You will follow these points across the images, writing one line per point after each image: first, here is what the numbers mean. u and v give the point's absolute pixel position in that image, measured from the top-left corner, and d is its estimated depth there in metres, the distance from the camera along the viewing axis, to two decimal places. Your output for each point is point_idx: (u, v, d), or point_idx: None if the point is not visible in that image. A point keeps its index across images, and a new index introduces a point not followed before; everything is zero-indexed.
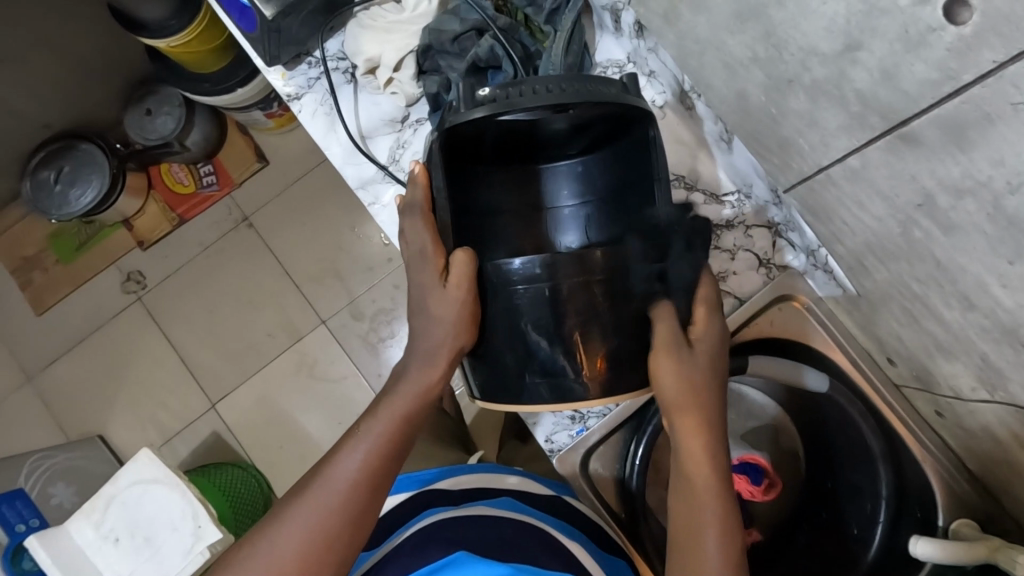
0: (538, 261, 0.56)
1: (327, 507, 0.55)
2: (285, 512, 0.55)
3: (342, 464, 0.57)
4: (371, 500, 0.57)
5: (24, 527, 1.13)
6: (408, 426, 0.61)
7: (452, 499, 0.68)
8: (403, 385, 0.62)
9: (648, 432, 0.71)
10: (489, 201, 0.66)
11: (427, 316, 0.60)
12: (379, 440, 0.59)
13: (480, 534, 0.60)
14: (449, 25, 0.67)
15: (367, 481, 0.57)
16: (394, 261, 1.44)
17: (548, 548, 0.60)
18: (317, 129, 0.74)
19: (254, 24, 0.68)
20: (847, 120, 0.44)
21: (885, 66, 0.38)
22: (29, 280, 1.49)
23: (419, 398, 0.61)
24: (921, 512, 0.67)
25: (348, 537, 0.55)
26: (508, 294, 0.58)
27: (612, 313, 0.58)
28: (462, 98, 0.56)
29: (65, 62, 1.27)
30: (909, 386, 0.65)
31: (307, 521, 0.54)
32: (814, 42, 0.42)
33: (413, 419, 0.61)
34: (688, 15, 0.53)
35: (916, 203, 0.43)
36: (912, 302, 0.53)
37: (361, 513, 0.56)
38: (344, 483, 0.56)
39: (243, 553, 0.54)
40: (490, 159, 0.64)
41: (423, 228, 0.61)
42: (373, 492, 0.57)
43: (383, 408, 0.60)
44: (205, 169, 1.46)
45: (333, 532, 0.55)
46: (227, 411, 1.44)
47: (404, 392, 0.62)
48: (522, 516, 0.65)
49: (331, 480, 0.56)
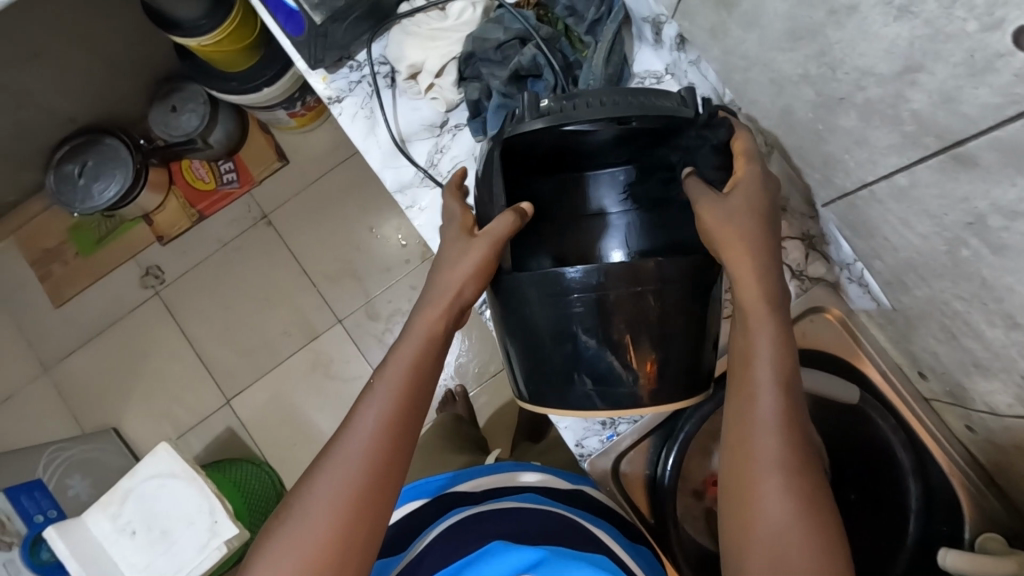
0: (592, 271, 0.57)
1: (353, 467, 0.52)
2: (309, 481, 0.52)
3: (360, 422, 0.53)
4: (394, 450, 0.53)
5: (42, 518, 1.15)
6: (421, 368, 0.56)
7: (474, 500, 0.68)
8: (411, 330, 0.58)
9: (680, 439, 0.71)
10: (545, 207, 0.67)
11: (449, 266, 0.58)
12: (392, 388, 0.55)
13: (509, 526, 0.61)
14: (493, 34, 0.68)
15: (387, 433, 0.53)
16: (411, 262, 1.46)
17: (577, 533, 0.61)
18: (356, 133, 0.75)
19: (302, 28, 0.69)
20: (900, 139, 0.45)
21: (946, 88, 0.39)
22: (48, 272, 1.51)
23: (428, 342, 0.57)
24: (950, 526, 0.68)
25: (378, 494, 0.52)
26: (560, 304, 0.58)
27: (665, 325, 0.58)
28: (527, 107, 0.57)
29: (96, 58, 1.29)
30: (940, 402, 0.66)
31: (333, 487, 0.51)
32: (871, 62, 0.43)
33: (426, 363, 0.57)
34: (736, 31, 0.55)
35: (967, 223, 0.44)
36: (952, 319, 0.54)
37: (387, 465, 0.53)
38: (366, 440, 0.53)
39: (276, 521, 0.52)
40: (548, 164, 0.66)
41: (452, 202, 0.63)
42: (396, 446, 0.53)
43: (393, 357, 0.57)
44: (225, 167, 1.47)
45: (365, 490, 0.51)
46: (241, 408, 1.45)
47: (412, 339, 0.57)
48: (547, 507, 0.65)
49: (351, 439, 0.53)
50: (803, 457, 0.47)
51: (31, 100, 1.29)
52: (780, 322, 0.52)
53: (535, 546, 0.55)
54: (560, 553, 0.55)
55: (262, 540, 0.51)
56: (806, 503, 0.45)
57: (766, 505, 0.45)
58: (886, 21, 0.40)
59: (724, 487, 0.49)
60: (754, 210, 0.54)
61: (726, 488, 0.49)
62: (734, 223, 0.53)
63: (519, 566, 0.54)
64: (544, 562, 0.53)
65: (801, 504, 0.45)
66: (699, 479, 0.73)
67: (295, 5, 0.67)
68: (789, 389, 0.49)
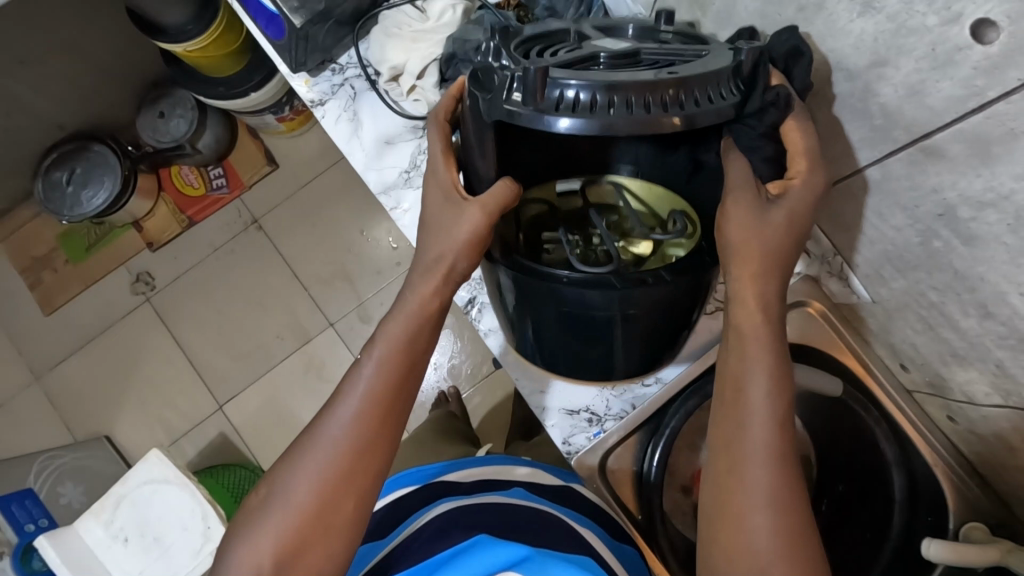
0: (586, 277, 0.52)
1: (340, 444, 0.51)
2: (296, 456, 0.52)
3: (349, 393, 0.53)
4: (382, 427, 0.53)
5: (33, 527, 1.15)
6: (411, 348, 0.54)
7: (464, 490, 0.68)
8: (402, 305, 0.55)
9: (666, 434, 0.71)
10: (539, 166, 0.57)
11: (444, 233, 0.53)
12: (384, 363, 0.53)
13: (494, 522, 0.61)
14: (474, 35, 0.68)
15: (375, 410, 0.52)
16: (402, 264, 1.46)
17: (561, 530, 0.62)
18: (340, 135, 0.75)
19: (283, 32, 0.69)
20: (870, 133, 0.46)
21: (911, 82, 0.39)
22: (38, 281, 1.50)
23: (419, 316, 0.54)
24: (931, 516, 0.68)
25: (363, 470, 0.52)
26: (549, 298, 0.54)
27: (657, 309, 0.55)
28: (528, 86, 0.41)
29: (82, 65, 1.29)
30: (922, 393, 0.67)
31: (317, 464, 0.51)
32: (840, 57, 0.44)
33: (417, 338, 0.54)
34: (711, 30, 0.56)
35: (937, 214, 0.45)
36: (929, 310, 0.54)
37: (373, 442, 0.52)
38: (352, 420, 0.52)
39: (267, 489, 0.52)
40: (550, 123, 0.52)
41: (437, 142, 0.55)
42: (384, 425, 0.53)
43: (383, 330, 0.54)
44: (215, 172, 1.48)
45: (350, 466, 0.51)
46: (235, 412, 1.45)
47: (405, 311, 0.54)
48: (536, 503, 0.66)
49: (338, 418, 0.52)
50: (794, 494, 0.44)
51: (19, 106, 1.28)
52: (779, 345, 0.47)
53: (518, 543, 0.56)
54: (542, 552, 0.55)
55: (251, 509, 0.52)
56: (791, 544, 0.43)
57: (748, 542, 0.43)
58: (852, 16, 0.41)
59: (706, 512, 0.46)
60: (791, 226, 0.47)
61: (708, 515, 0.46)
62: (758, 231, 0.46)
63: (502, 562, 0.54)
64: (530, 559, 0.54)
65: (784, 543, 0.42)
66: (687, 476, 0.73)
67: (276, 9, 0.68)
68: (785, 417, 0.45)
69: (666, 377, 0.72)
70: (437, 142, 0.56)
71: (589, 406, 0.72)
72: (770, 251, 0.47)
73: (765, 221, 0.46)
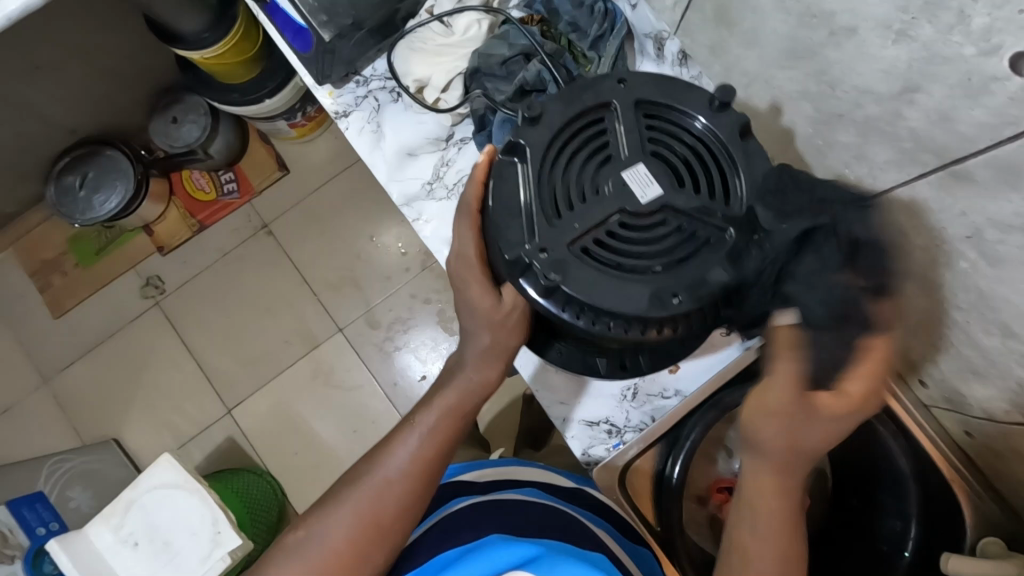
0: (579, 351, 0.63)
1: (377, 502, 0.58)
2: (339, 495, 0.59)
3: (398, 454, 0.60)
4: (419, 491, 0.59)
5: (44, 530, 1.15)
6: (454, 423, 0.62)
7: (479, 489, 0.68)
8: (453, 384, 0.63)
9: (685, 448, 0.71)
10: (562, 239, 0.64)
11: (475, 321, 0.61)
12: (430, 433, 0.61)
13: (511, 520, 0.61)
14: (499, 50, 0.69)
15: (416, 474, 0.59)
16: (411, 270, 1.47)
17: (573, 533, 0.61)
18: (362, 147, 0.76)
19: (310, 44, 0.71)
20: (897, 155, 0.47)
21: (943, 108, 0.40)
22: (48, 284, 1.51)
23: (471, 394, 0.62)
24: (945, 526, 0.68)
25: (395, 525, 0.58)
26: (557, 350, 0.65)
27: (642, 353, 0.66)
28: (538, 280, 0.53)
29: (96, 71, 1.29)
30: (939, 407, 0.69)
31: (358, 506, 0.58)
32: (870, 82, 0.44)
33: (463, 413, 0.63)
34: (736, 49, 0.57)
35: (964, 235, 0.46)
36: (950, 328, 0.55)
37: (408, 504, 0.59)
38: (398, 472, 0.59)
39: (305, 529, 0.58)
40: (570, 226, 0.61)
41: (468, 231, 0.61)
42: (424, 485, 0.59)
43: (437, 401, 0.62)
44: (226, 177, 1.48)
45: (384, 524, 0.58)
46: (243, 416, 1.46)
47: (465, 372, 0.63)
48: (554, 504, 0.66)
49: (383, 473, 0.59)
50: None
51: (32, 112, 1.29)
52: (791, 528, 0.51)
53: (529, 542, 0.55)
54: (554, 552, 0.54)
55: (286, 547, 0.58)
56: None
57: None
58: (886, 43, 0.41)
59: None
60: (839, 433, 0.48)
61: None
62: (798, 437, 0.48)
63: (510, 561, 0.53)
64: (539, 560, 0.53)
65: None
66: (703, 486, 0.74)
67: (304, 21, 0.69)
68: None
69: (686, 390, 0.73)
70: (467, 232, 0.62)
71: (609, 418, 0.73)
72: (806, 449, 0.48)
73: (807, 427, 0.47)
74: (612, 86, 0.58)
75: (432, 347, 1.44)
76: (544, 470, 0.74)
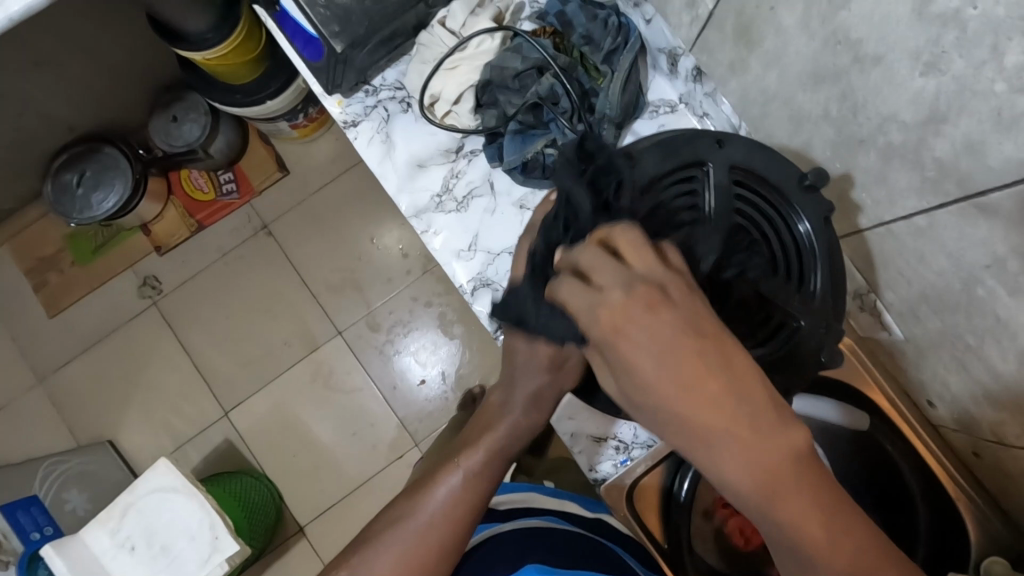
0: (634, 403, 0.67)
1: (420, 545, 0.55)
2: (376, 538, 0.56)
3: (442, 492, 0.57)
4: (462, 529, 0.57)
5: (38, 535, 1.15)
6: (499, 460, 0.61)
7: (500, 516, 0.69)
8: (502, 421, 0.62)
9: (693, 468, 0.73)
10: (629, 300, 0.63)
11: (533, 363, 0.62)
12: (476, 470, 0.59)
13: (544, 542, 0.62)
14: (512, 63, 0.68)
15: (459, 512, 0.57)
16: (412, 273, 1.46)
17: (600, 559, 0.63)
18: (373, 157, 0.75)
19: (320, 54, 0.69)
20: (920, 182, 0.47)
21: (971, 140, 0.40)
22: (44, 282, 1.49)
23: (523, 435, 0.62)
24: (951, 547, 0.68)
25: (434, 570, 0.55)
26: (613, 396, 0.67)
27: None
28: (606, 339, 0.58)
29: (98, 68, 1.28)
30: (947, 428, 0.67)
31: (402, 553, 0.55)
32: (896, 109, 0.44)
33: (510, 450, 0.62)
34: (756, 69, 0.57)
35: (985, 264, 0.45)
36: (964, 351, 0.55)
37: (451, 546, 0.56)
38: (441, 515, 0.56)
39: None
40: None
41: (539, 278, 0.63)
42: (466, 526, 0.57)
43: (485, 437, 0.61)
44: (225, 177, 1.46)
45: (425, 568, 0.55)
46: (241, 419, 1.44)
47: (514, 415, 0.62)
48: (575, 530, 0.68)
49: (427, 513, 0.56)
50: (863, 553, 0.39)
51: (30, 109, 1.27)
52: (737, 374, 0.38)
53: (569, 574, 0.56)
54: None
55: None
56: None
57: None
58: (914, 74, 0.41)
59: None
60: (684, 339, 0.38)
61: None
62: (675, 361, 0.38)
63: None
64: None
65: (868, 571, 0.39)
66: (710, 500, 0.75)
67: (314, 31, 0.67)
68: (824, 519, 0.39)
69: None
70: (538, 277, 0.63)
71: (618, 435, 0.73)
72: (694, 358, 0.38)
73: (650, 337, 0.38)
74: (710, 146, 0.58)
75: (432, 351, 1.44)
76: (558, 500, 0.75)
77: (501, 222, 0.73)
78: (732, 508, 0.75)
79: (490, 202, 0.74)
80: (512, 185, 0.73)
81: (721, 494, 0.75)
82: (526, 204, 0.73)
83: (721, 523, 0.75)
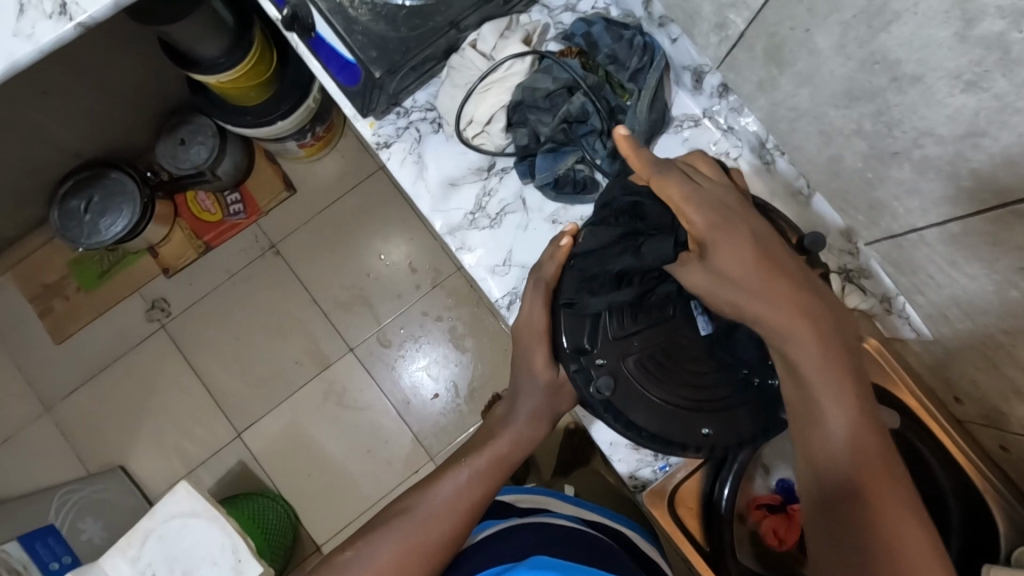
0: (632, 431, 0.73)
1: (423, 530, 0.61)
2: (385, 526, 0.62)
3: (448, 484, 0.65)
4: (465, 519, 0.63)
5: (57, 565, 1.21)
6: (500, 463, 0.68)
7: (517, 511, 0.70)
8: (500, 433, 0.70)
9: (732, 471, 0.73)
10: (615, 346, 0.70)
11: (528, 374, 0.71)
12: (478, 470, 0.66)
13: (548, 531, 0.61)
14: (543, 83, 0.70)
15: (462, 504, 0.63)
16: (421, 288, 1.46)
17: (607, 554, 0.61)
18: (406, 177, 0.77)
19: (357, 79, 0.70)
20: (955, 192, 0.49)
21: (1009, 153, 0.43)
22: (49, 309, 1.47)
23: (521, 444, 0.70)
24: (980, 542, 0.70)
25: (438, 554, 0.60)
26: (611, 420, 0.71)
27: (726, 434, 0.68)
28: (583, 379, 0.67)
29: (106, 94, 1.27)
30: (974, 423, 0.70)
31: (408, 534, 0.61)
32: (933, 125, 0.47)
33: (509, 458, 0.69)
34: (786, 87, 0.60)
35: (1018, 268, 0.48)
36: (994, 351, 0.57)
37: (455, 532, 0.62)
38: (445, 504, 0.63)
39: (349, 554, 0.60)
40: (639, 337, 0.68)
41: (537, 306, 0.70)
42: (467, 520, 0.63)
43: (486, 446, 0.69)
44: (232, 198, 1.46)
45: (428, 549, 0.60)
46: (253, 440, 1.44)
47: (517, 425, 0.70)
48: (584, 528, 0.66)
49: (432, 502, 0.63)
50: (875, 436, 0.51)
51: (37, 136, 1.26)
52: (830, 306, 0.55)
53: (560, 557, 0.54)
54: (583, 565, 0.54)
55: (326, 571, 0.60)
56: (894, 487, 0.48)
57: (825, 483, 0.51)
58: (952, 92, 0.44)
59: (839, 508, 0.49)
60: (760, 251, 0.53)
61: (814, 495, 0.52)
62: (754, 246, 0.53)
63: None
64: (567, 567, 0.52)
65: (870, 459, 0.50)
66: (742, 503, 0.77)
67: (353, 57, 0.68)
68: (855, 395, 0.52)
69: None
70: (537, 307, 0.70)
71: None
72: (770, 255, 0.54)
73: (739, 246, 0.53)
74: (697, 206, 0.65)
75: (443, 365, 1.44)
76: (578, 507, 0.73)
77: (535, 237, 0.75)
78: (764, 510, 0.76)
79: (522, 218, 0.76)
80: (544, 202, 0.76)
81: (753, 497, 0.78)
82: (559, 218, 0.75)
83: (754, 525, 0.77)
